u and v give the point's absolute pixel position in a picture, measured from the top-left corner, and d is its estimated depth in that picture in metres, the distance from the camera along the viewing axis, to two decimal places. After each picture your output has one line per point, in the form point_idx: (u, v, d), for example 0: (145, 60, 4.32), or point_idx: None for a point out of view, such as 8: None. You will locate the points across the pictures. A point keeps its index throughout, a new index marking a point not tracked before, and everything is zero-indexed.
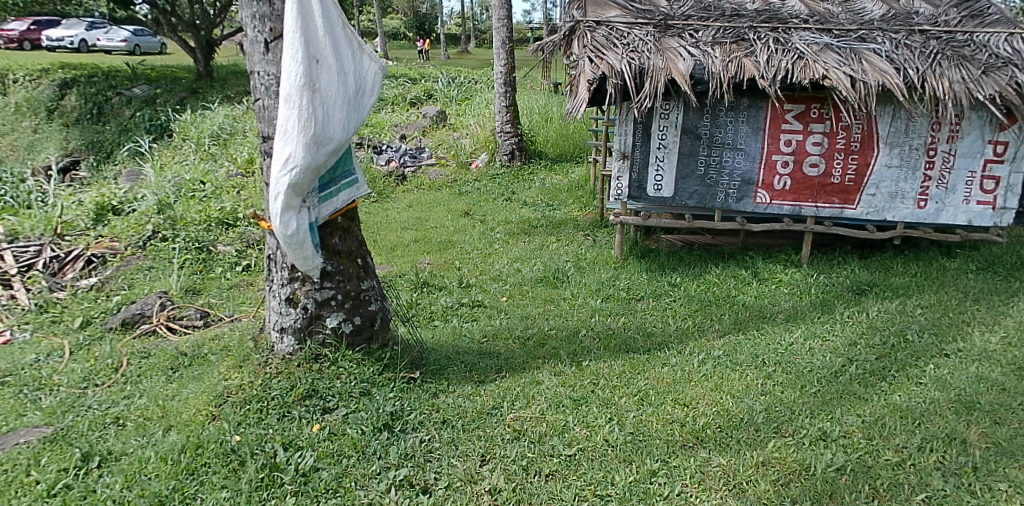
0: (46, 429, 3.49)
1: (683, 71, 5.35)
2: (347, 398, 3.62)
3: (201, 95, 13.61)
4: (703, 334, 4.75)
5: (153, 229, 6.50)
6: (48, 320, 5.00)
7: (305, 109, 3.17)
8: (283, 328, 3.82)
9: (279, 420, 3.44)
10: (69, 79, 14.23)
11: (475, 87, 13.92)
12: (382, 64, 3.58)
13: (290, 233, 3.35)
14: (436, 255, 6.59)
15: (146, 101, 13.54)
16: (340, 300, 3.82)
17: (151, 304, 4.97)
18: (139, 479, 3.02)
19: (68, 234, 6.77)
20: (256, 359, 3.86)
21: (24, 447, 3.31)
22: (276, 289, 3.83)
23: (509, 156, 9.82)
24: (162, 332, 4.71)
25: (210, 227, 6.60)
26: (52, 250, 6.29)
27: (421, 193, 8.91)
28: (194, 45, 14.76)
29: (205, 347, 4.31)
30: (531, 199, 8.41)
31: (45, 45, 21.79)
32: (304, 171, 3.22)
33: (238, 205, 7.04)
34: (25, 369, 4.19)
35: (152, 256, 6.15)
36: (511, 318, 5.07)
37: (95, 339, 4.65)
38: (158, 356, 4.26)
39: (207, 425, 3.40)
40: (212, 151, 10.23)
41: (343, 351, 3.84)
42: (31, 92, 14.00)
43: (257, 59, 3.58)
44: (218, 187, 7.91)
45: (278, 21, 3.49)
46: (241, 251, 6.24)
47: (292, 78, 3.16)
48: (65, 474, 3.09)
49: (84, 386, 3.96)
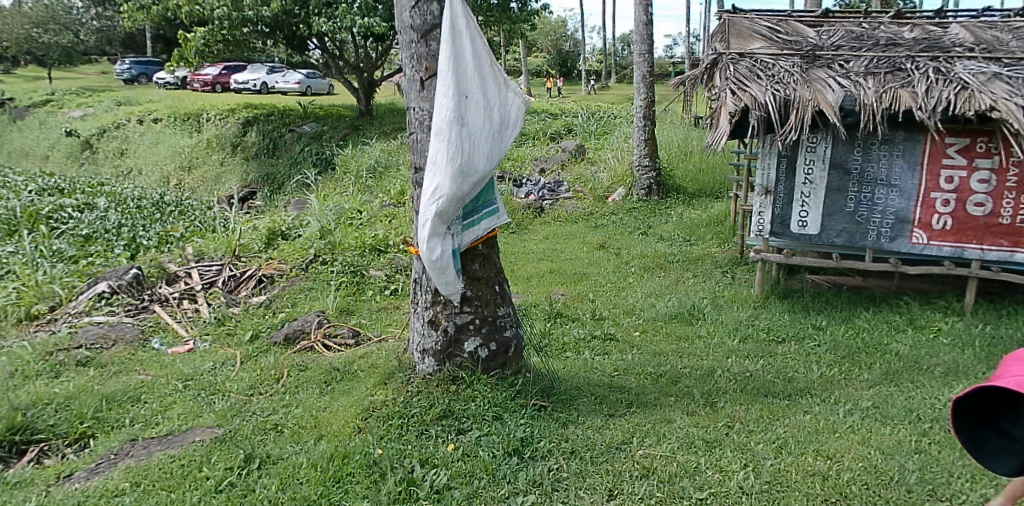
0: (217, 430, 3.81)
1: (832, 102, 5.17)
2: (481, 421, 3.77)
3: (361, 131, 14.64)
4: (849, 383, 4.52)
5: (316, 253, 7.09)
6: (224, 332, 5.52)
7: (454, 142, 3.42)
8: (424, 349, 4.09)
9: (417, 437, 3.65)
10: (251, 118, 15.77)
11: (615, 121, 14.04)
12: (524, 99, 3.79)
13: (435, 258, 3.58)
14: (571, 286, 6.73)
15: (314, 136, 14.72)
16: (477, 325, 4.03)
17: (310, 321, 5.42)
18: (292, 482, 3.24)
19: (244, 255, 7.52)
20: (399, 377, 4.16)
21: (198, 445, 3.59)
22: (420, 311, 4.09)
23: (646, 191, 9.83)
24: (318, 348, 5.12)
25: (364, 253, 7.11)
26: (230, 270, 6.96)
27: (558, 225, 9.11)
28: (358, 86, 15.97)
29: (355, 364, 4.66)
30: (667, 234, 8.37)
31: (233, 87, 24.41)
32: (450, 200, 3.45)
33: (390, 233, 7.55)
34: (203, 375, 4.59)
35: (313, 277, 6.70)
36: (644, 353, 5.07)
37: (262, 351, 5.12)
38: (313, 370, 4.65)
39: (353, 436, 3.66)
40: (368, 184, 10.99)
41: (480, 374, 4.03)
42: (219, 129, 15.69)
43: (413, 97, 3.89)
44: (373, 216, 8.52)
45: (433, 61, 3.80)
46: (390, 276, 6.66)
47: (443, 113, 3.43)
48: (230, 473, 3.32)
49: (251, 393, 4.35)
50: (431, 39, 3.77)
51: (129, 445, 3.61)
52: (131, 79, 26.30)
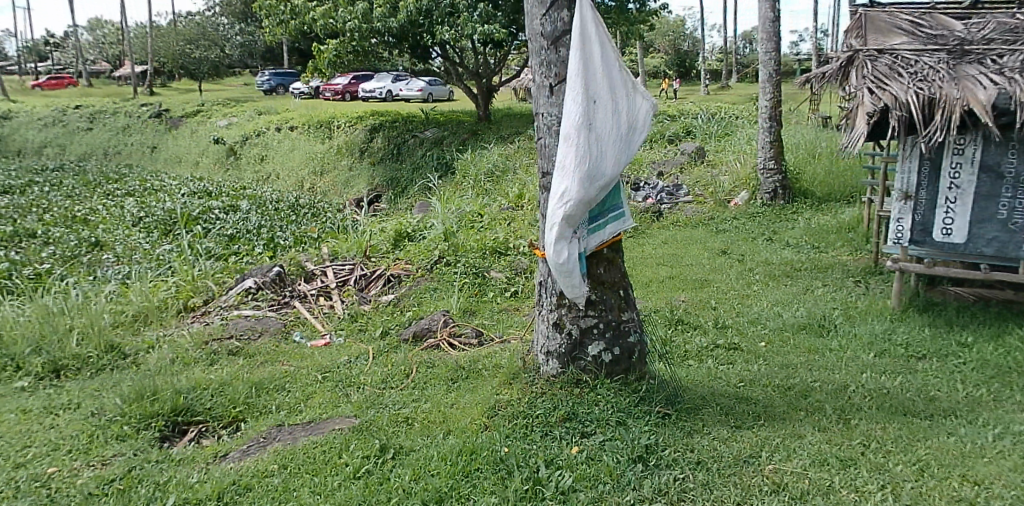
0: (354, 420, 3.91)
1: (984, 100, 4.72)
2: (604, 426, 3.74)
3: (480, 136, 14.91)
4: (1002, 405, 4.15)
5: (440, 254, 7.31)
6: (356, 328, 5.79)
7: (581, 146, 3.46)
8: (548, 351, 4.13)
9: (542, 437, 3.67)
10: (377, 125, 16.40)
11: (737, 123, 13.60)
12: (652, 103, 3.77)
13: (561, 261, 3.62)
14: (691, 292, 6.59)
15: (436, 142, 15.14)
16: (601, 329, 4.02)
17: (436, 320, 5.59)
18: (424, 474, 3.30)
19: (373, 255, 7.90)
20: (524, 378, 4.21)
21: (338, 433, 3.71)
22: (545, 313, 4.14)
23: (771, 195, 9.47)
24: (444, 346, 5.28)
25: (485, 255, 7.28)
26: (361, 270, 7.27)
27: (677, 229, 8.94)
28: (477, 92, 16.28)
29: (479, 363, 4.75)
30: (794, 240, 8.02)
31: (361, 96, 25.68)
32: (578, 204, 3.49)
33: (511, 236, 7.70)
34: (340, 367, 4.82)
35: (437, 278, 6.91)
36: (771, 365, 4.88)
37: (392, 347, 5.32)
38: (440, 367, 4.76)
39: (480, 433, 3.72)
40: (487, 188, 11.22)
41: (603, 379, 4.03)
42: (349, 135, 16.48)
43: (542, 102, 3.94)
44: (494, 219, 8.71)
45: (562, 66, 3.84)
46: (511, 278, 6.79)
47: (573, 118, 3.48)
48: (367, 460, 3.42)
49: (383, 387, 4.48)
50: (560, 44, 3.82)
51: (276, 430, 3.79)
52: (270, 89, 28.24)
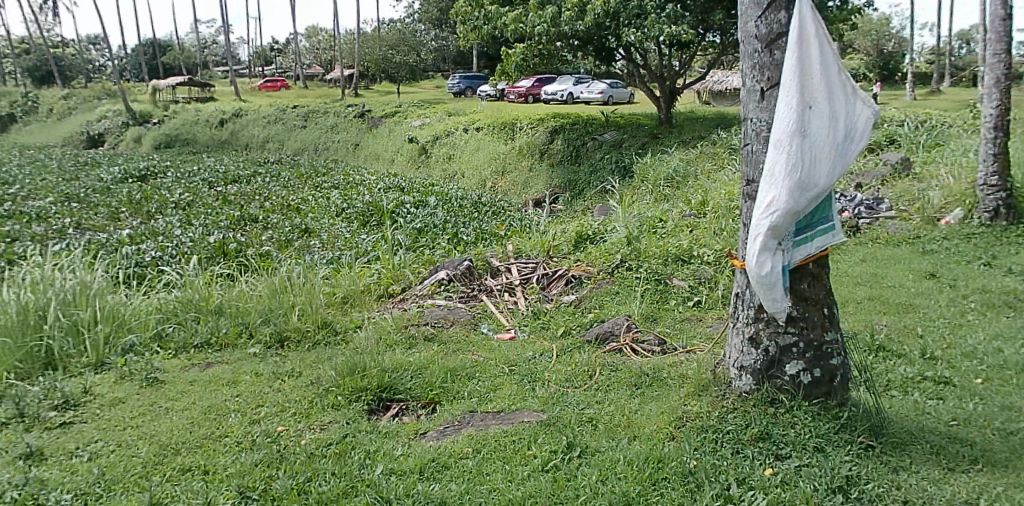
0: (541, 414, 3.96)
1: None
2: (801, 450, 3.54)
3: (662, 140, 14.19)
4: None
5: (621, 258, 6.91)
6: (538, 326, 5.60)
7: (793, 155, 3.31)
8: (742, 366, 3.97)
9: (733, 454, 3.54)
10: (558, 127, 15.99)
11: (951, 132, 12.27)
12: (875, 109, 3.50)
13: (763, 274, 3.47)
14: (893, 317, 6.02)
15: (615, 145, 14.68)
16: (801, 349, 3.81)
17: (619, 324, 5.26)
18: (610, 476, 3.30)
19: (555, 255, 7.66)
20: (714, 391, 4.07)
21: (527, 425, 3.79)
22: (740, 326, 3.99)
23: (991, 214, 8.46)
24: (626, 352, 4.95)
25: (667, 261, 6.80)
26: (543, 268, 6.99)
27: (877, 247, 8.22)
28: (660, 94, 15.44)
29: (664, 372, 4.49)
30: (1020, 267, 7.09)
31: (543, 97, 26.48)
32: (785, 215, 3.34)
33: (694, 244, 7.11)
34: (522, 363, 4.72)
35: (618, 282, 6.53)
36: (989, 405, 4.34)
37: (575, 348, 5.07)
38: (624, 372, 4.50)
39: (667, 442, 3.64)
40: (667, 193, 10.97)
41: (800, 401, 3.80)
42: (529, 136, 16.14)
43: (751, 107, 3.80)
44: (677, 226, 8.24)
45: (776, 70, 3.68)
46: (693, 287, 6.29)
47: (785, 125, 3.33)
48: (555, 455, 3.48)
49: (566, 386, 4.35)
50: (775, 47, 3.66)
51: (469, 415, 3.96)
52: (459, 92, 29.76)
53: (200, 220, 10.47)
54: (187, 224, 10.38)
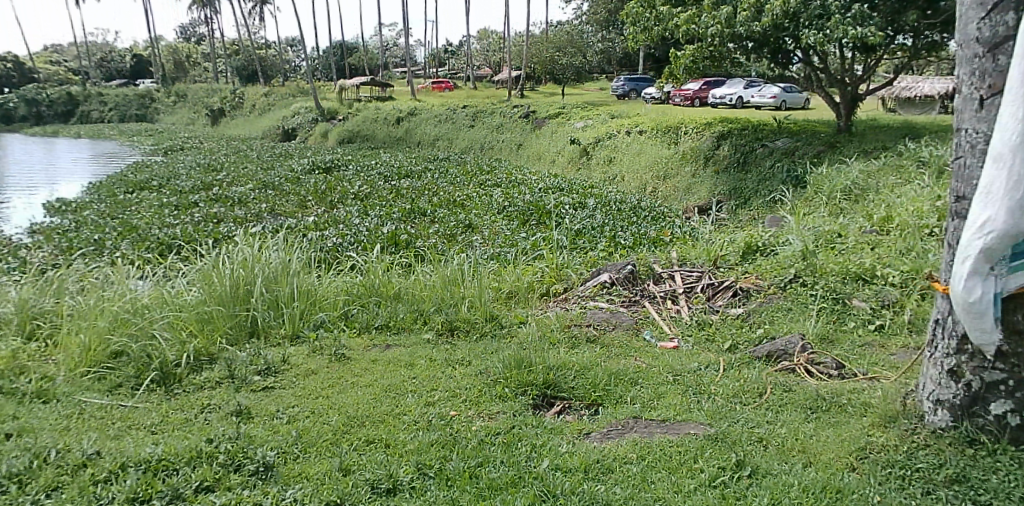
0: (709, 428, 3.84)
1: None
2: (1005, 499, 3.14)
3: (839, 148, 12.25)
4: None
5: (796, 273, 6.49)
6: (704, 337, 5.41)
7: (1014, 171, 2.98)
8: (938, 400, 3.64)
9: (922, 495, 3.24)
10: (725, 132, 14.35)
11: None
12: None
13: (971, 299, 3.19)
14: None
15: (787, 153, 12.81)
16: (1010, 387, 3.41)
17: (793, 343, 5.00)
18: (784, 500, 3.17)
19: (722, 266, 7.20)
20: (903, 424, 3.74)
21: (693, 437, 3.71)
22: (939, 357, 3.65)
23: None
24: (800, 372, 4.69)
25: (846, 279, 6.31)
26: (709, 279, 6.64)
27: None
28: (839, 99, 13.43)
29: (844, 397, 4.21)
30: None
31: (711, 101, 25.61)
32: (1002, 237, 3.04)
33: (878, 262, 6.46)
34: (688, 373, 4.61)
35: (792, 298, 6.15)
36: None
37: (745, 363, 4.86)
38: (799, 393, 4.28)
39: (846, 473, 3.42)
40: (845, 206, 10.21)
41: (1006, 445, 3.41)
42: (694, 141, 14.65)
43: (967, 116, 3.47)
44: (857, 242, 7.52)
45: (999, 76, 3.32)
46: (876, 309, 5.80)
47: (1007, 137, 3.01)
48: (723, 472, 3.38)
49: (735, 401, 4.20)
50: (1000, 52, 3.31)
51: (633, 421, 3.94)
52: (623, 94, 29.54)
53: (375, 212, 11.19)
54: (364, 214, 11.10)
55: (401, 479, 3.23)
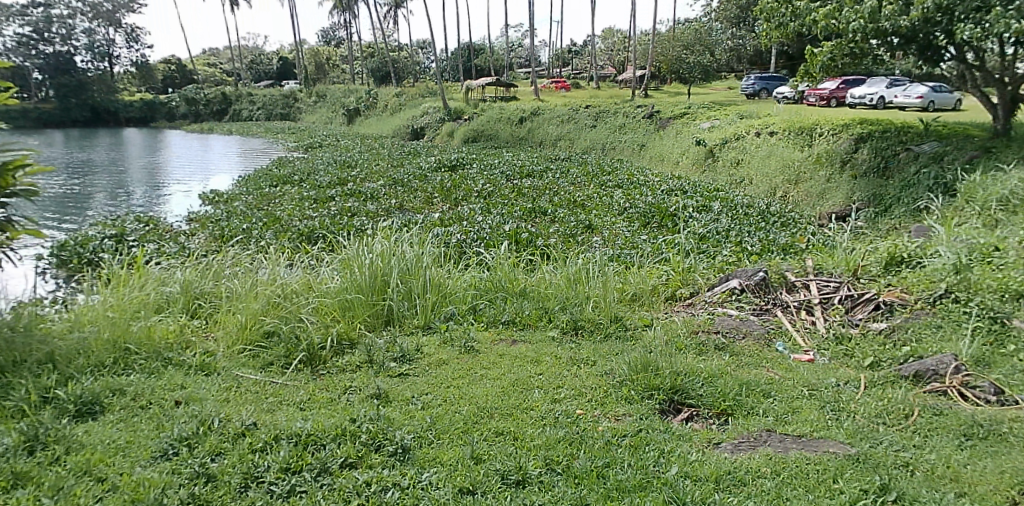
0: (849, 448, 3.67)
1: None
2: None
3: (996, 153, 10.96)
4: None
5: (946, 288, 5.99)
6: (842, 352, 5.14)
7: None
8: None
9: None
10: (866, 134, 13.47)
11: None
12: None
13: None
14: None
15: (935, 158, 11.69)
16: None
17: (945, 363, 4.65)
18: None
19: (862, 277, 6.78)
20: None
21: (831, 456, 3.56)
22: None
23: None
24: (953, 396, 4.38)
25: (1006, 298, 5.65)
26: (848, 289, 6.28)
27: None
28: (997, 101, 11.94)
29: (1004, 425, 3.87)
30: None
31: (849, 101, 24.22)
32: None
33: None
34: (826, 389, 4.40)
35: (942, 315, 5.70)
36: None
37: (889, 382, 4.58)
38: (951, 418, 3.98)
39: None
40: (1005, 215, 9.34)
41: None
42: (830, 144, 13.88)
43: None
44: None
45: None
46: None
47: None
48: (865, 496, 3.25)
49: (878, 421, 3.97)
50: None
51: (766, 434, 3.82)
52: (753, 94, 28.48)
53: (497, 210, 11.41)
54: (488, 211, 11.34)
55: (530, 472, 3.37)
